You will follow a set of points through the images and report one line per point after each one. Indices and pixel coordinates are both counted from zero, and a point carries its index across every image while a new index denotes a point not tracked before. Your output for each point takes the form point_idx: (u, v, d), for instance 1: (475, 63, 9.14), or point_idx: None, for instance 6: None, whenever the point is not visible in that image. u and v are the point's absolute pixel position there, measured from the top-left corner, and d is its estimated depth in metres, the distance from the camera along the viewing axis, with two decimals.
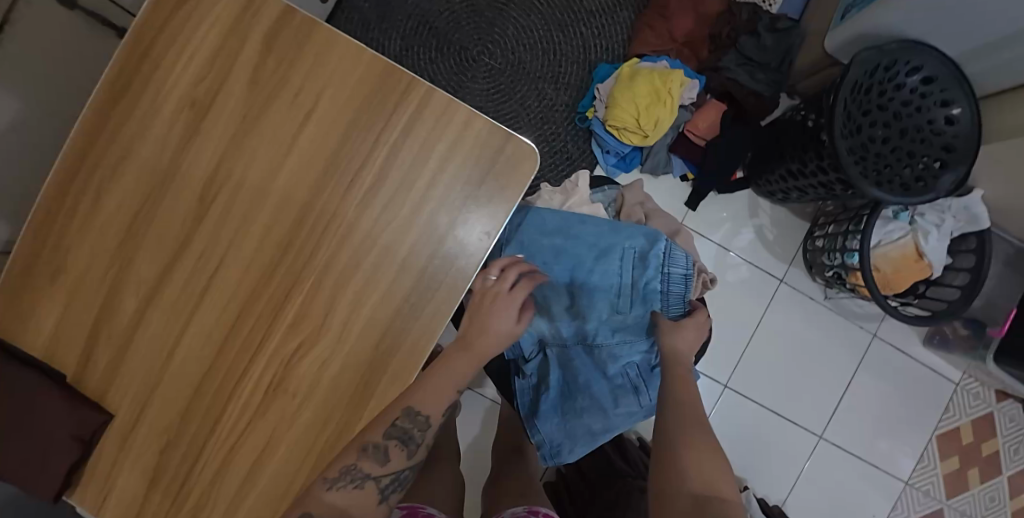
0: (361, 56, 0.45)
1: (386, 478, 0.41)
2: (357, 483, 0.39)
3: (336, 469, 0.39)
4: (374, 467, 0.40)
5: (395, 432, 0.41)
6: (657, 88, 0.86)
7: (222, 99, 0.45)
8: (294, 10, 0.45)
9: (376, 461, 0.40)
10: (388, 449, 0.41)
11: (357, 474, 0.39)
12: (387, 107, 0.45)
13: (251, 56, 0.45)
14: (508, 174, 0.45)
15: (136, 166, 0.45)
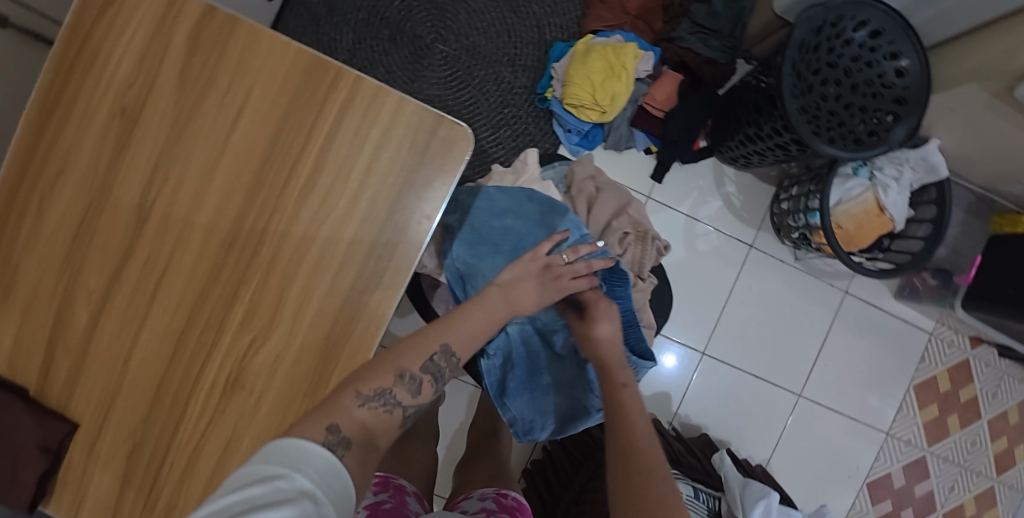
0: (287, 50, 0.45)
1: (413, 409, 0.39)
2: (387, 408, 0.37)
3: (370, 388, 0.37)
4: (407, 397, 0.38)
5: (430, 368, 0.40)
6: (611, 62, 0.86)
7: (152, 103, 0.45)
8: (216, 9, 0.45)
9: (410, 389, 0.39)
10: (421, 381, 0.39)
11: (390, 399, 0.37)
12: (316, 98, 0.45)
13: (177, 57, 0.45)
14: (443, 155, 0.46)
15: (74, 176, 0.46)
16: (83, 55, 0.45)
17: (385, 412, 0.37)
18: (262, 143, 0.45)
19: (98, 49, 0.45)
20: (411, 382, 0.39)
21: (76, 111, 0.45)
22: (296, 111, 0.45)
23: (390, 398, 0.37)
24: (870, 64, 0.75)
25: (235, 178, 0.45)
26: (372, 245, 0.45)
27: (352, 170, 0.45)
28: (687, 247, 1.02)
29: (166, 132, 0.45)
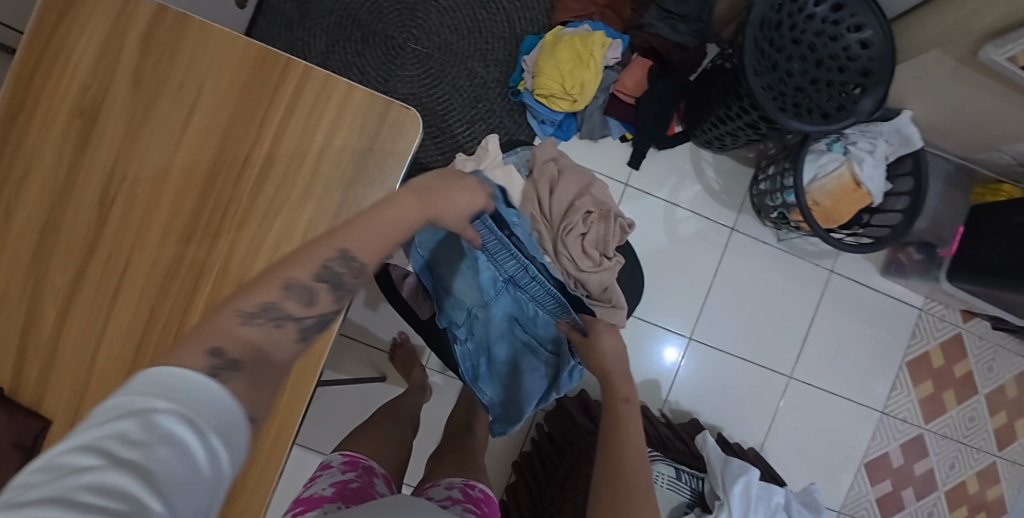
0: (237, 44, 0.46)
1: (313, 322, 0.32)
2: (276, 323, 0.30)
3: (251, 303, 0.29)
4: (299, 309, 0.31)
5: (326, 274, 0.32)
6: (578, 51, 0.86)
7: (109, 102, 0.46)
8: (168, 8, 0.46)
9: (300, 301, 0.31)
10: (314, 289, 0.31)
11: (276, 313, 0.30)
12: (268, 89, 0.46)
13: (130, 56, 0.46)
14: (394, 139, 0.47)
15: (36, 177, 0.47)
16: (39, 59, 0.46)
17: (274, 328, 0.30)
18: (218, 137, 0.46)
19: (55, 52, 0.46)
20: (299, 291, 0.31)
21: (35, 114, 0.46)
22: (248, 104, 0.46)
23: (273, 310, 0.30)
24: (835, 38, 0.76)
25: (194, 172, 0.46)
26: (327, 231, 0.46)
27: (305, 159, 0.46)
28: (669, 233, 1.03)
29: (124, 131, 0.46)
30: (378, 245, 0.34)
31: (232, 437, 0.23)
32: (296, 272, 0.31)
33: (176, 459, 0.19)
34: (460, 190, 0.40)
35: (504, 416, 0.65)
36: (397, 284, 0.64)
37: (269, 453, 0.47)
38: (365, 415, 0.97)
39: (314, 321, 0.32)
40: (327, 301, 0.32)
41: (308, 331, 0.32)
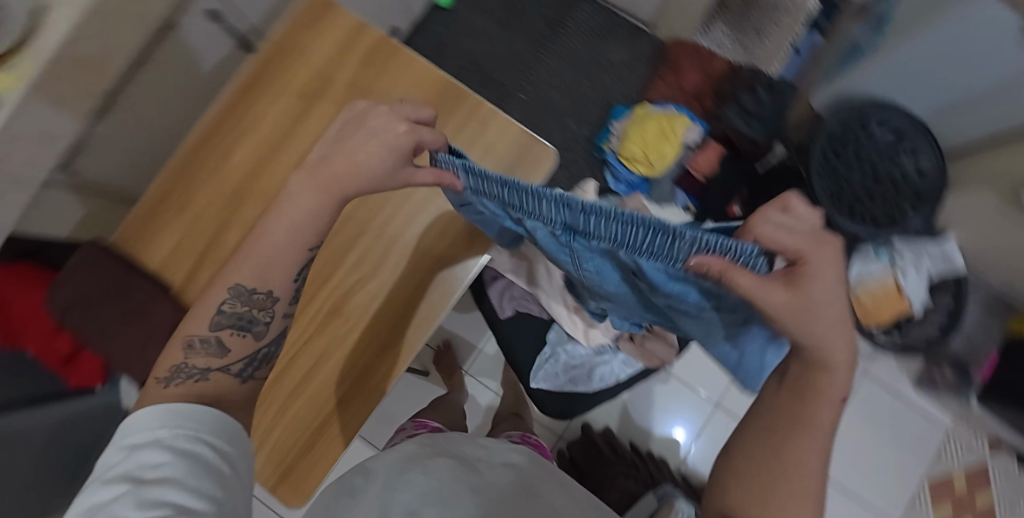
0: (434, 75, 0.62)
1: (234, 363, 0.42)
2: (192, 376, 0.40)
3: (166, 370, 0.40)
4: (212, 360, 0.41)
5: (229, 320, 0.41)
6: (664, 128, 1.02)
7: (329, 94, 0.62)
8: (390, 40, 0.63)
9: (216, 354, 0.41)
10: (220, 339, 0.41)
11: (189, 369, 0.40)
12: (449, 111, 0.61)
13: (353, 67, 0.62)
14: (532, 166, 0.61)
15: (256, 136, 0.61)
16: (284, 51, 0.62)
17: (199, 380, 0.40)
18: None
19: (295, 54, 0.62)
20: (208, 344, 0.41)
21: (268, 93, 0.61)
22: None
23: (186, 370, 0.40)
24: (892, 158, 0.87)
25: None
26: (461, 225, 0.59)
27: None
28: None
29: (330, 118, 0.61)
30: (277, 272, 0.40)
31: (224, 435, 0.36)
32: (238, 278, 0.40)
33: (191, 462, 0.32)
34: (369, 138, 0.38)
35: (565, 418, 0.77)
36: (485, 284, 0.75)
37: (371, 390, 0.57)
38: (403, 406, 1.06)
39: (243, 360, 0.43)
40: (247, 340, 0.42)
41: (243, 367, 0.43)
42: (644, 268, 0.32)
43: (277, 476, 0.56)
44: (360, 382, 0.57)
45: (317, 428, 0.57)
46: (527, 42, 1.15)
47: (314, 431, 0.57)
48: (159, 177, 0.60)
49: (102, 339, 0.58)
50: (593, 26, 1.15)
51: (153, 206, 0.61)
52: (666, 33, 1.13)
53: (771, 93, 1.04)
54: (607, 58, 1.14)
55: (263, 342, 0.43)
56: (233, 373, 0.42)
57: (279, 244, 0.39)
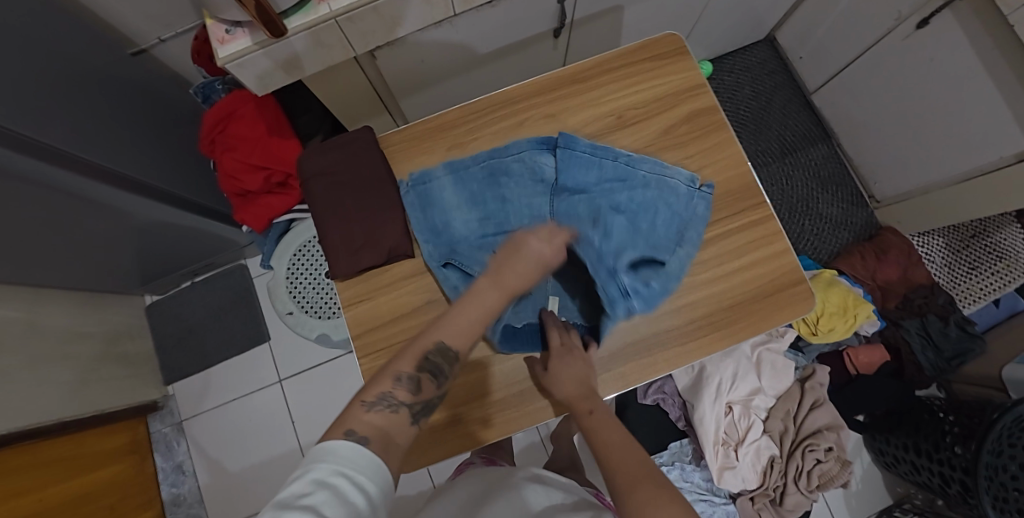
0: (741, 165, 0.61)
1: (418, 406, 0.40)
2: (390, 408, 0.38)
3: (372, 396, 0.38)
4: (405, 398, 0.39)
5: (427, 365, 0.41)
6: (847, 304, 0.94)
7: (640, 128, 0.63)
8: (718, 111, 0.63)
9: (407, 390, 0.39)
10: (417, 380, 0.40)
11: (390, 400, 0.38)
12: (737, 204, 0.60)
13: (673, 117, 0.63)
14: (794, 304, 0.56)
15: (558, 126, 0.63)
16: (625, 70, 0.64)
17: (390, 413, 0.38)
18: None
19: (630, 78, 0.64)
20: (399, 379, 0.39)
21: (589, 94, 0.64)
22: (715, 202, 0.60)
23: (387, 401, 0.38)
24: None
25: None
26: (697, 316, 0.57)
27: (727, 263, 0.58)
28: None
29: (632, 150, 0.62)
30: (463, 335, 0.43)
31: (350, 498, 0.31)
32: (442, 336, 0.43)
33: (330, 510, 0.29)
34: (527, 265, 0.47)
35: None
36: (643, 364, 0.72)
37: (529, 413, 0.55)
38: None
39: (419, 405, 0.40)
40: (432, 387, 0.41)
41: (416, 412, 0.40)
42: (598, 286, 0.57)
43: None
44: (523, 398, 0.56)
45: (461, 414, 0.55)
46: (750, 149, 1.19)
47: (456, 415, 0.55)
48: (458, 106, 0.65)
49: (324, 215, 0.59)
50: (819, 172, 1.17)
51: (432, 128, 0.64)
52: (883, 215, 1.13)
53: (961, 332, 0.97)
54: (813, 208, 1.16)
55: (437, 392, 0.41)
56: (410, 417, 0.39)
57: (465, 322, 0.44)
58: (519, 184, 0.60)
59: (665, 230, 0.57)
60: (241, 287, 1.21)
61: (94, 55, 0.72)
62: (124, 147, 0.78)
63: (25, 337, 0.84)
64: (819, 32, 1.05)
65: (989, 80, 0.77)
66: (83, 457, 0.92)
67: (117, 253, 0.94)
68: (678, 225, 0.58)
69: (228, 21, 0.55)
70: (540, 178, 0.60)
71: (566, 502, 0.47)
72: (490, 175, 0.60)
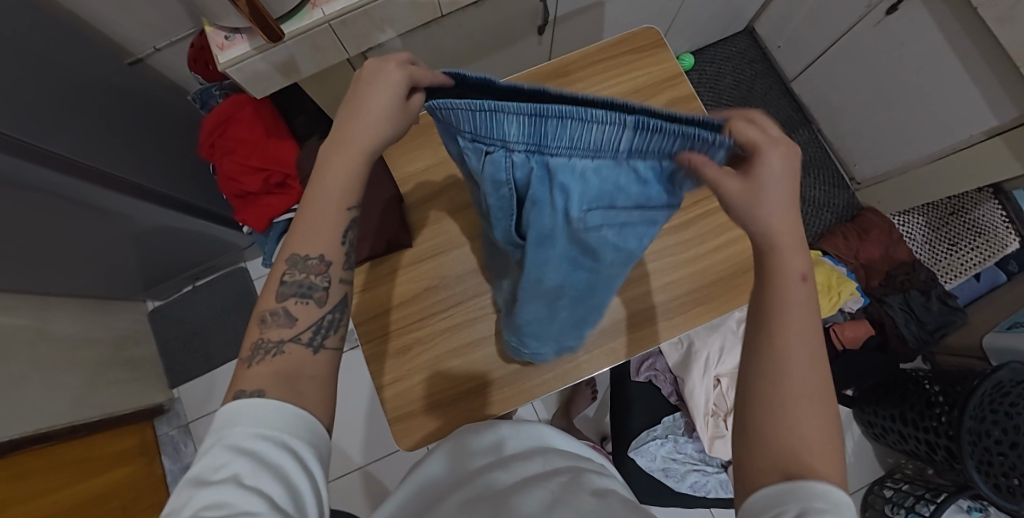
0: None
1: (304, 333, 0.35)
2: (271, 351, 0.34)
3: (247, 350, 0.34)
4: (285, 332, 0.35)
5: (290, 287, 0.36)
6: (830, 282, 0.98)
7: None
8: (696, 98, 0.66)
9: (283, 324, 0.35)
10: (287, 309, 0.35)
11: (267, 344, 0.34)
12: None
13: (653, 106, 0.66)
14: None
15: None
16: (606, 62, 0.68)
17: (281, 354, 0.34)
18: None
19: (610, 70, 0.67)
20: (272, 318, 0.35)
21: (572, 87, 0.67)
22: None
23: (265, 346, 0.34)
24: None
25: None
26: (682, 292, 0.60)
27: (709, 241, 0.61)
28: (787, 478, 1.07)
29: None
30: (318, 233, 0.35)
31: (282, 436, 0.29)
32: (292, 248, 0.36)
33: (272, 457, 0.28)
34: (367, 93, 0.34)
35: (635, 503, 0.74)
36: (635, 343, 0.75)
37: (526, 390, 0.58)
38: None
39: (307, 329, 0.35)
40: (310, 307, 0.36)
41: (311, 336, 0.35)
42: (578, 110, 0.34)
43: (411, 414, 0.58)
44: (519, 376, 0.58)
45: (462, 392, 0.58)
46: None
47: (455, 393, 0.58)
48: None
49: None
50: (801, 156, 1.21)
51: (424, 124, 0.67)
52: (865, 197, 1.16)
53: (942, 306, 1.01)
54: (796, 192, 1.19)
55: (326, 308, 0.36)
56: (304, 343, 0.35)
57: (311, 214, 0.35)
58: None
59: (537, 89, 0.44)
60: (242, 290, 1.23)
61: (95, 66, 0.74)
62: (126, 154, 0.80)
63: (35, 344, 0.86)
64: (795, 21, 1.09)
65: (956, 61, 0.80)
66: (94, 459, 0.94)
67: (120, 258, 0.96)
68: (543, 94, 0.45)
69: (227, 28, 0.58)
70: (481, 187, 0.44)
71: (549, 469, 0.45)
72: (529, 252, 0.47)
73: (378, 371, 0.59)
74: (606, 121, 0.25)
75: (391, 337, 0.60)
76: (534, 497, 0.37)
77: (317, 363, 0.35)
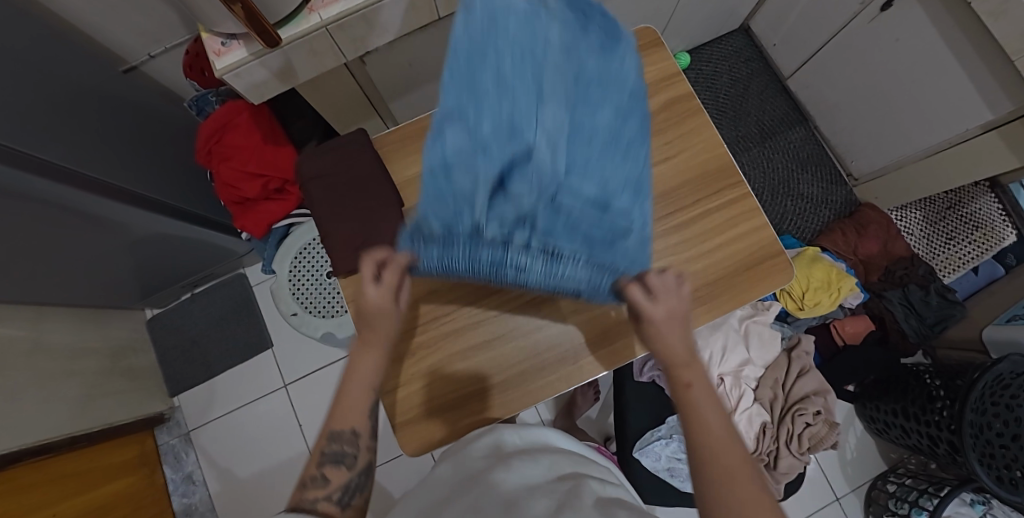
0: (718, 148, 0.64)
1: (334, 495, 0.40)
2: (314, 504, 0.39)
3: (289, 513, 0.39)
4: (320, 493, 0.39)
5: (327, 456, 0.42)
6: (830, 278, 0.98)
7: None
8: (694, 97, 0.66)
9: (319, 486, 0.40)
10: (324, 473, 0.41)
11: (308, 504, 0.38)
12: (716, 185, 0.63)
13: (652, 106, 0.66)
14: (774, 273, 0.60)
15: None
16: None
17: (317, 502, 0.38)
18: (664, 188, 0.63)
19: None
20: (309, 481, 0.40)
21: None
22: (695, 183, 0.63)
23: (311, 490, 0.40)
24: None
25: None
26: None
27: (710, 240, 0.61)
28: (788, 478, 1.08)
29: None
30: (352, 410, 0.44)
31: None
32: (333, 425, 0.44)
33: None
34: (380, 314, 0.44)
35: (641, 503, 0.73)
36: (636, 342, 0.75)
37: (531, 392, 0.58)
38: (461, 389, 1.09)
39: (338, 488, 0.41)
40: (341, 471, 0.42)
41: (340, 496, 0.40)
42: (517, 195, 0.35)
43: (415, 419, 0.58)
44: (522, 379, 0.58)
45: (466, 396, 0.58)
46: (731, 135, 1.23)
47: (458, 397, 0.58)
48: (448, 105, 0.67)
49: (324, 217, 0.61)
50: (799, 153, 1.21)
51: (423, 127, 0.67)
52: (862, 193, 1.17)
53: (942, 300, 1.01)
54: (795, 188, 1.20)
55: (353, 473, 0.42)
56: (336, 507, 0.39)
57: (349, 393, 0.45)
58: (519, 48, 0.36)
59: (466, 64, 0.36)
60: (241, 297, 1.23)
61: (89, 74, 0.74)
62: (121, 162, 0.80)
63: (32, 355, 0.85)
64: (790, 18, 1.09)
65: (950, 56, 0.81)
66: (94, 470, 0.93)
67: (116, 267, 0.95)
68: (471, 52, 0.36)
69: (223, 34, 0.57)
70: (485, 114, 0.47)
71: (556, 475, 0.45)
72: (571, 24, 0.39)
73: (381, 376, 0.59)
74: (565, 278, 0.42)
75: (394, 343, 0.60)
76: (542, 504, 0.37)
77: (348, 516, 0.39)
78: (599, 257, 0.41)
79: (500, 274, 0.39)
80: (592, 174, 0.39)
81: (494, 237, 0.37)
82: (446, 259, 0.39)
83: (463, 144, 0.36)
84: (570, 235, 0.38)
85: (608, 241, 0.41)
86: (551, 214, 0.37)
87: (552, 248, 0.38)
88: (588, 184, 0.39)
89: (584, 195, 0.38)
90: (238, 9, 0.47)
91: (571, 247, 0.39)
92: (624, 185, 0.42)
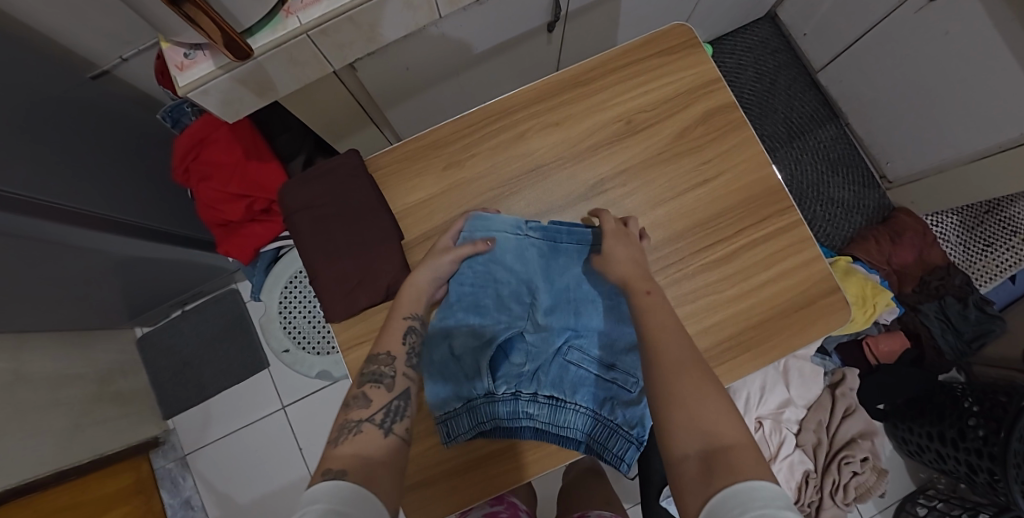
0: (764, 168, 0.56)
1: (377, 414, 0.40)
2: (354, 428, 0.38)
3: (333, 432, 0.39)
4: (364, 413, 0.40)
5: (369, 376, 0.43)
6: (865, 293, 0.91)
7: (653, 131, 0.58)
8: (736, 108, 0.58)
9: (362, 406, 0.41)
10: (365, 394, 0.42)
11: (351, 425, 0.39)
12: (762, 212, 0.55)
13: (686, 119, 0.58)
14: (832, 313, 0.52)
15: (561, 135, 0.58)
16: (631, 66, 0.59)
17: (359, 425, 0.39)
18: (703, 215, 0.55)
19: (640, 78, 0.59)
20: (353, 401, 0.41)
21: (593, 98, 0.59)
22: (738, 211, 0.55)
23: (348, 426, 0.39)
24: None
25: (671, 218, 0.55)
26: (727, 336, 0.53)
27: (756, 277, 0.54)
28: None
29: (644, 157, 0.57)
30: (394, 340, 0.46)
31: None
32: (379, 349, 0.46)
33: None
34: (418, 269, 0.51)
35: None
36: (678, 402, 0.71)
37: (553, 452, 0.51)
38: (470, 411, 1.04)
39: (379, 411, 0.41)
40: (382, 391, 0.42)
41: (382, 418, 0.40)
42: (538, 379, 0.51)
43: (427, 482, 0.52)
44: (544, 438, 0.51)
45: (483, 458, 0.52)
46: (757, 134, 1.15)
47: (474, 458, 0.52)
48: (456, 117, 0.59)
49: (315, 256, 0.54)
50: (829, 154, 1.13)
51: (426, 145, 0.58)
52: (896, 196, 1.09)
53: (981, 313, 0.95)
54: (824, 193, 1.12)
55: (394, 396, 0.42)
56: (377, 425, 0.39)
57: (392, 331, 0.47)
58: (514, 273, 0.54)
59: (502, 307, 0.53)
60: (234, 313, 1.16)
61: (51, 85, 0.65)
62: (94, 182, 0.72)
63: (15, 387, 0.78)
64: (824, 5, 0.99)
65: (1007, 55, 0.72)
66: (85, 504, 0.88)
67: (100, 291, 0.88)
68: (508, 299, 0.53)
69: (185, 44, 0.48)
70: (508, 293, 0.54)
71: None
72: (550, 248, 0.54)
73: None
74: (576, 428, 0.50)
75: None
76: None
77: (385, 443, 0.38)
78: (596, 410, 0.50)
79: (512, 421, 0.50)
80: (592, 344, 0.52)
81: (507, 395, 0.50)
82: (474, 422, 0.50)
83: (471, 345, 0.51)
84: (573, 392, 0.50)
85: (606, 400, 0.50)
86: (554, 374, 0.51)
87: (555, 399, 0.50)
88: (595, 353, 0.52)
89: (588, 363, 0.51)
90: (196, 18, 0.39)
91: (572, 400, 0.50)
92: (626, 345, 0.51)
